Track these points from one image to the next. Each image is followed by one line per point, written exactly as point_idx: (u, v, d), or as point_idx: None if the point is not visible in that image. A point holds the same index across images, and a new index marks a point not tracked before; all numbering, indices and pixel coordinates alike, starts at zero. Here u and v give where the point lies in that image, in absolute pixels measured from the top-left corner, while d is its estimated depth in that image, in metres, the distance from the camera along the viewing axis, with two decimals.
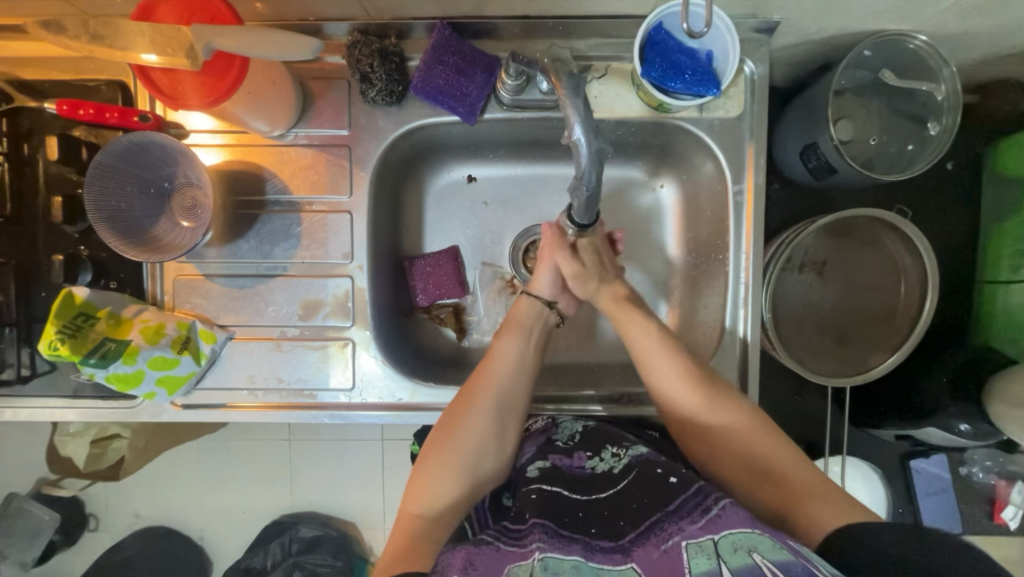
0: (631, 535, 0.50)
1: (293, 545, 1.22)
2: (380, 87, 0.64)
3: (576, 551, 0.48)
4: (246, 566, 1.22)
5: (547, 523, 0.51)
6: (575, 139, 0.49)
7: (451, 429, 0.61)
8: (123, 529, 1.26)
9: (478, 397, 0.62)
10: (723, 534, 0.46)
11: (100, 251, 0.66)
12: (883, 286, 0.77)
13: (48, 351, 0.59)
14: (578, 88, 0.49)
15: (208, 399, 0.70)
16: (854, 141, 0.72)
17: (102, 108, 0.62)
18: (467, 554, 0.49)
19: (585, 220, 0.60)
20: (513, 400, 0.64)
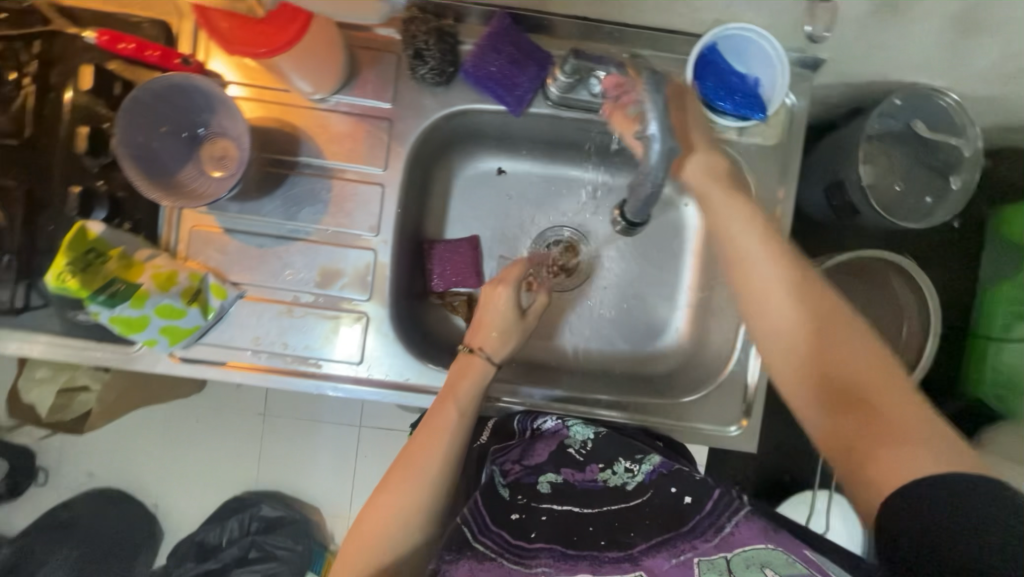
0: (641, 547, 0.50)
1: (253, 524, 1.19)
2: (433, 66, 0.64)
3: (584, 568, 0.49)
4: (201, 539, 1.19)
5: (553, 549, 0.52)
6: (650, 135, 0.46)
7: (395, 487, 0.58)
8: (71, 488, 1.19)
9: (422, 451, 0.60)
10: (736, 552, 0.47)
11: (118, 190, 0.64)
12: (889, 329, 0.79)
13: (55, 282, 0.55)
14: (660, 84, 0.46)
15: (208, 356, 0.68)
16: (879, 185, 0.74)
17: (144, 44, 0.61)
18: (470, 568, 0.51)
19: (637, 219, 0.56)
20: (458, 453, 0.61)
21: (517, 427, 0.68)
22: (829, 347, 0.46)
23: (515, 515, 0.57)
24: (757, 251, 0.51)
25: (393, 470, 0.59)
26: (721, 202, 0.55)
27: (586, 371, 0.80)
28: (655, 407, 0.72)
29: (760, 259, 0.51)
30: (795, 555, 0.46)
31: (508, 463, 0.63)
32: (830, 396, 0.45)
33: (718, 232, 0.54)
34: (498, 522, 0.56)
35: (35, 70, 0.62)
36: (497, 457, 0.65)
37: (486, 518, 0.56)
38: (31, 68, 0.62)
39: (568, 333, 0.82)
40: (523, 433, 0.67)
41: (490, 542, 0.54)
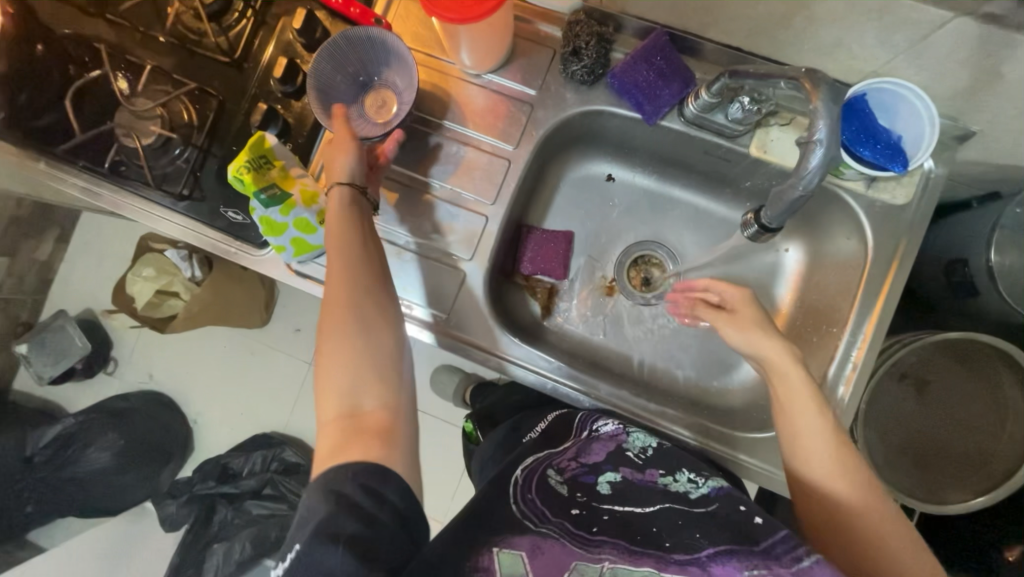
0: (709, 553, 0.47)
1: (274, 463, 1.25)
2: (586, 64, 0.70)
3: (648, 563, 0.47)
4: (224, 463, 1.26)
5: (618, 544, 0.50)
6: (817, 140, 0.48)
7: (335, 342, 0.56)
8: (132, 384, 1.32)
9: (348, 294, 0.58)
10: None
11: (290, 116, 0.75)
12: (986, 426, 0.74)
13: (233, 175, 0.64)
14: (838, 95, 0.47)
15: (318, 275, 0.75)
16: (1013, 272, 0.70)
17: (349, 2, 0.72)
18: (534, 539, 0.49)
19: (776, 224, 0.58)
20: (367, 273, 0.60)
21: (576, 425, 0.67)
22: (868, 534, 0.54)
23: (576, 509, 0.54)
24: (813, 435, 0.57)
25: (325, 331, 0.57)
26: (785, 388, 0.60)
27: (649, 386, 0.81)
28: (718, 433, 0.71)
29: (816, 444, 0.57)
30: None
31: (563, 460, 0.61)
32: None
33: (782, 412, 0.59)
34: (559, 514, 0.53)
35: (258, 6, 0.74)
36: (552, 456, 0.62)
37: (546, 510, 0.53)
38: (255, 4, 0.74)
39: (639, 346, 0.83)
40: (580, 435, 0.66)
41: (553, 527, 0.51)
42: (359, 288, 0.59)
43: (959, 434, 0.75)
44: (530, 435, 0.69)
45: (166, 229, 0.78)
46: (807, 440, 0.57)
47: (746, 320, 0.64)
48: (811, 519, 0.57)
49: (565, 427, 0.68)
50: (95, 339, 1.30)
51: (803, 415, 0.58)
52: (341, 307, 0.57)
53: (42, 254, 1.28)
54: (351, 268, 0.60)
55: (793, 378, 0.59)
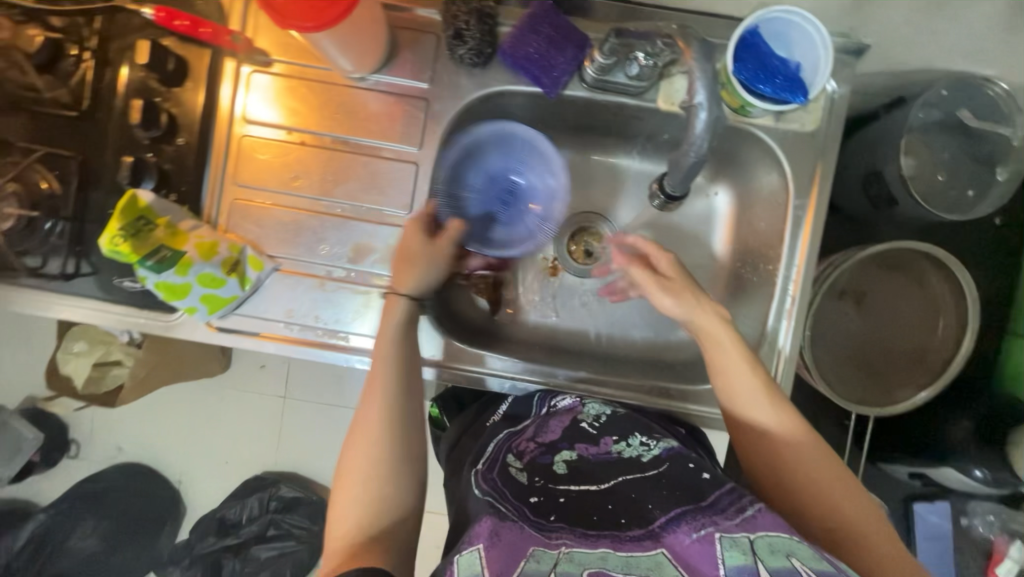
0: (661, 521, 0.48)
1: (272, 502, 1.21)
2: (472, 46, 0.65)
3: (604, 544, 0.46)
4: (221, 516, 1.22)
5: (574, 529, 0.49)
6: (697, 103, 0.50)
7: (359, 455, 0.57)
8: (101, 460, 1.24)
9: (372, 414, 0.59)
10: (759, 535, 0.44)
11: (166, 162, 0.67)
12: (920, 324, 0.78)
13: (108, 246, 0.58)
14: (709, 54, 0.49)
15: (245, 326, 0.70)
16: (920, 176, 0.72)
17: (197, 22, 0.64)
18: (493, 526, 0.48)
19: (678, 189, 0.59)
20: (404, 400, 0.60)
21: (535, 404, 0.69)
22: (806, 484, 0.56)
23: (535, 497, 0.55)
24: (749, 390, 0.60)
25: (352, 442, 0.58)
26: (715, 351, 0.61)
27: (609, 357, 0.81)
28: (677, 391, 0.72)
29: (753, 401, 0.59)
30: (819, 551, 0.43)
31: (522, 443, 0.63)
32: (813, 526, 0.55)
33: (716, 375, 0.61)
34: (517, 497, 0.54)
35: (94, 45, 0.64)
36: (512, 441, 0.64)
37: (506, 492, 0.55)
38: (91, 43, 0.65)
39: (591, 320, 0.83)
40: (539, 414, 0.68)
41: (510, 508, 0.52)
42: (389, 410, 0.59)
43: (897, 336, 0.79)
44: (496, 416, 0.71)
45: (60, 315, 0.69)
46: (744, 398, 0.60)
47: (678, 286, 0.64)
48: (757, 478, 0.59)
49: (524, 409, 0.70)
50: (49, 428, 1.21)
51: (739, 375, 0.60)
52: (370, 423, 0.58)
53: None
54: (388, 394, 0.60)
55: (723, 340, 0.61)
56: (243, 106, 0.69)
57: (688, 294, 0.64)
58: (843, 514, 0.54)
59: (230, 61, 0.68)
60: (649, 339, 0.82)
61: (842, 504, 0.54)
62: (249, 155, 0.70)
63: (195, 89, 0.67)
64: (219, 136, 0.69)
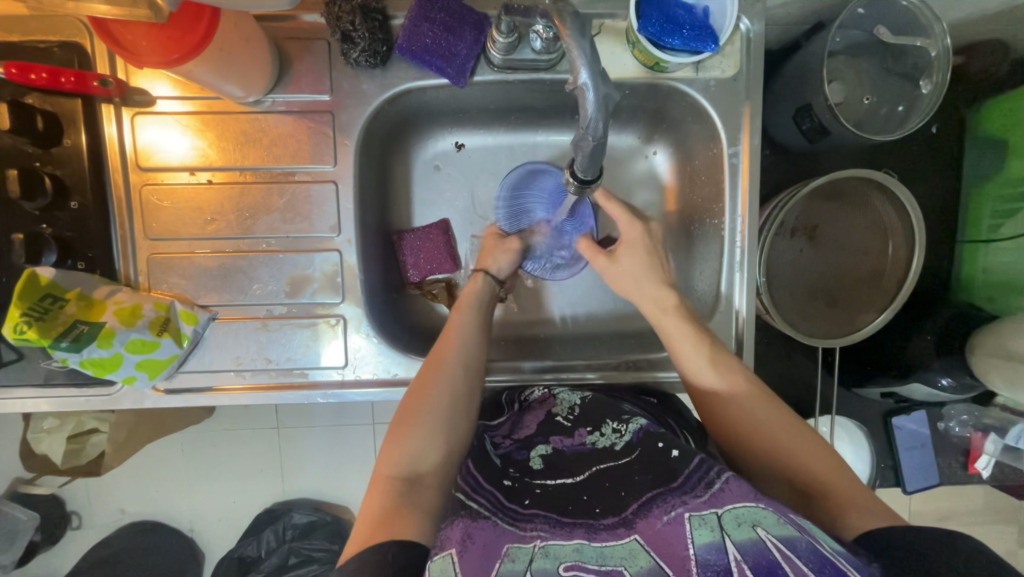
0: (633, 508, 0.49)
1: (288, 531, 1.20)
2: (363, 47, 0.60)
3: (578, 535, 0.47)
4: (240, 554, 1.20)
5: (549, 515, 0.50)
6: (581, 85, 0.45)
7: (413, 410, 0.58)
8: (106, 526, 1.21)
9: (446, 363, 0.61)
10: (726, 508, 0.46)
11: (66, 230, 0.62)
12: (872, 249, 0.79)
13: (14, 335, 0.56)
14: (584, 28, 0.44)
15: (194, 383, 0.67)
16: (848, 103, 0.72)
17: (55, 71, 0.58)
18: (465, 528, 0.48)
19: (588, 176, 0.54)
20: (476, 360, 0.63)
21: (505, 400, 0.68)
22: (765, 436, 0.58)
23: (508, 482, 0.56)
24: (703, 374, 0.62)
25: (411, 394, 0.60)
26: (668, 327, 0.65)
27: (577, 337, 0.80)
28: (646, 362, 0.72)
29: (700, 367, 0.62)
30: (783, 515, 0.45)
31: (499, 438, 0.63)
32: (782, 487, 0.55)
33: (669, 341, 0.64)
34: (492, 483, 0.55)
35: None
36: (489, 429, 0.65)
37: (479, 480, 0.55)
38: None
39: (553, 304, 0.82)
40: (512, 408, 0.67)
41: (484, 500, 0.52)
42: (458, 363, 0.62)
43: (851, 270, 0.79)
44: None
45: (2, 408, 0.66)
46: (698, 377, 0.63)
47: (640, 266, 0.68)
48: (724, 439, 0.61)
49: (496, 407, 0.69)
50: (41, 508, 1.18)
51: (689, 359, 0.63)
52: (434, 371, 0.61)
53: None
54: (461, 353, 0.63)
55: (669, 329, 0.65)
56: (136, 153, 0.64)
57: (638, 280, 0.68)
58: (805, 462, 0.55)
59: (109, 107, 0.63)
60: (615, 312, 0.81)
61: (802, 456, 0.55)
62: (154, 205, 0.65)
63: (78, 145, 0.62)
64: (118, 191, 0.64)
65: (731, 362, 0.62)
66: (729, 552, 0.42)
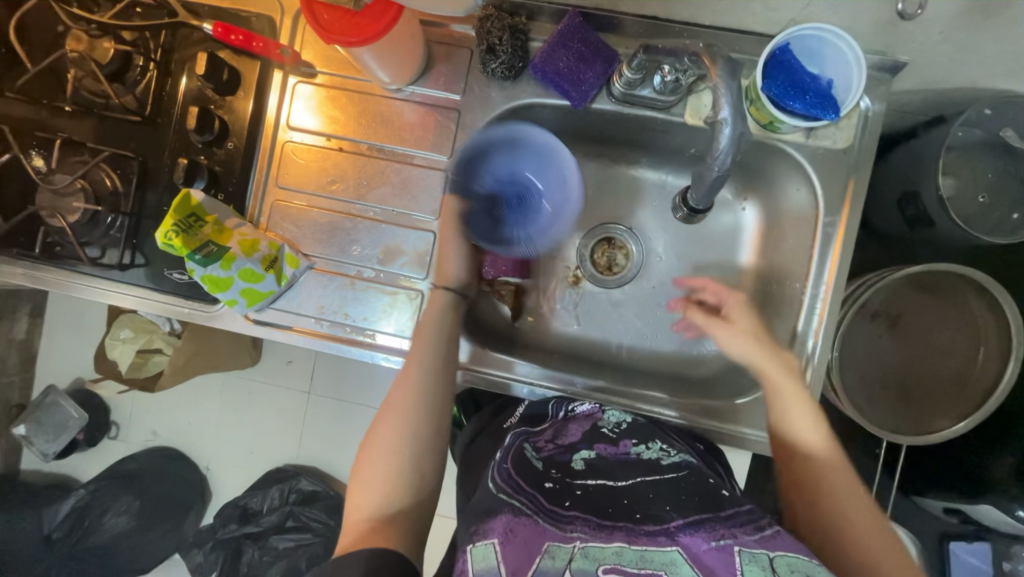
0: (677, 522, 0.51)
1: (292, 495, 1.24)
2: (503, 61, 0.67)
3: (618, 538, 0.50)
4: (245, 505, 1.25)
5: (588, 519, 0.53)
6: (722, 119, 0.51)
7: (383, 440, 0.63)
8: (142, 442, 1.31)
9: (411, 378, 0.66)
10: (778, 553, 0.48)
11: (216, 165, 0.73)
12: (959, 351, 0.75)
13: (162, 240, 0.63)
14: (734, 72, 0.50)
15: (278, 320, 0.74)
16: (958, 197, 0.71)
17: (250, 36, 0.69)
18: (508, 523, 0.51)
19: (703, 203, 0.63)
20: (438, 369, 0.67)
21: (550, 410, 0.71)
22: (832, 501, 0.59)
23: (549, 483, 0.58)
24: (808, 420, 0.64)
25: (377, 427, 0.65)
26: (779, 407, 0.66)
27: (629, 369, 0.81)
28: (699, 406, 0.72)
29: (802, 424, 0.64)
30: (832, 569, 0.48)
31: (542, 441, 0.66)
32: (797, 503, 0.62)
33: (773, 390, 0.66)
34: (532, 485, 0.57)
35: (159, 57, 0.72)
36: (530, 437, 0.67)
37: (520, 482, 0.57)
38: (156, 55, 0.72)
39: (613, 331, 0.83)
40: (556, 416, 0.71)
41: (526, 501, 0.54)
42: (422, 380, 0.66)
43: (932, 367, 0.76)
44: (514, 417, 0.74)
45: (116, 302, 0.76)
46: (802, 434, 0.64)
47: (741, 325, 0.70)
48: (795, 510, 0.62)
49: (540, 414, 0.72)
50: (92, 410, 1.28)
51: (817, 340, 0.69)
52: (398, 409, 0.64)
53: (17, 333, 1.25)
54: (422, 373, 0.66)
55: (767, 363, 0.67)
56: (288, 114, 0.74)
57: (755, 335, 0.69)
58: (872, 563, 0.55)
59: (278, 72, 0.73)
60: (672, 353, 0.81)
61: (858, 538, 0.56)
62: (291, 160, 0.74)
63: (246, 98, 0.72)
64: (265, 142, 0.74)
65: (825, 414, 0.64)
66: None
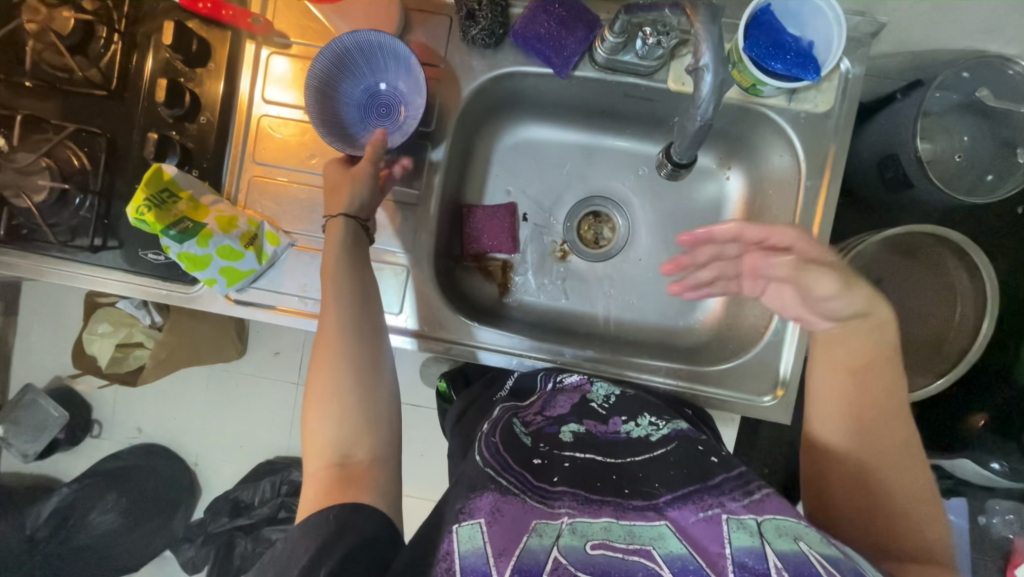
0: (666, 497, 0.53)
1: (283, 486, 1.23)
2: (483, 26, 0.66)
3: (606, 513, 0.51)
4: (235, 498, 1.24)
5: (576, 494, 0.54)
6: (702, 65, 0.49)
7: (321, 385, 0.57)
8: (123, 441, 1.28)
9: (331, 313, 0.60)
10: (766, 518, 0.49)
11: (188, 140, 0.70)
12: (936, 313, 0.77)
13: (134, 216, 0.61)
14: (715, 16, 0.48)
15: (262, 299, 0.72)
16: (936, 160, 0.73)
17: (219, 4, 0.66)
18: (494, 502, 0.52)
19: (684, 160, 0.60)
20: (357, 301, 0.61)
21: (539, 382, 0.72)
22: (888, 492, 0.54)
23: (537, 459, 0.59)
24: (828, 410, 0.58)
25: (314, 372, 0.58)
26: (831, 375, 0.58)
27: (618, 341, 0.81)
28: (688, 373, 0.73)
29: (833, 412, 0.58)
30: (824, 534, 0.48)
31: (531, 415, 0.67)
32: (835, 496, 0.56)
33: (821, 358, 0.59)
34: (520, 463, 0.57)
35: (123, 28, 0.69)
36: (519, 411, 0.68)
37: (508, 459, 0.57)
38: (120, 26, 0.69)
39: (602, 303, 0.83)
40: (544, 389, 0.71)
41: (513, 478, 0.55)
42: (345, 315, 0.60)
43: (913, 328, 0.78)
44: (502, 390, 0.74)
45: (92, 286, 0.74)
46: (831, 428, 0.58)
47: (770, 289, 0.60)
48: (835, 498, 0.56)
49: (528, 386, 0.72)
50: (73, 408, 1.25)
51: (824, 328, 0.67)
52: (327, 348, 0.58)
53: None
54: (346, 305, 0.60)
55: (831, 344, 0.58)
56: (262, 87, 0.71)
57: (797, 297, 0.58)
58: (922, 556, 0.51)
59: (250, 43, 0.71)
60: (660, 324, 0.82)
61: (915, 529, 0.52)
62: (267, 135, 0.72)
63: (217, 69, 0.70)
64: (239, 115, 0.72)
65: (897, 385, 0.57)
66: (769, 558, 0.45)
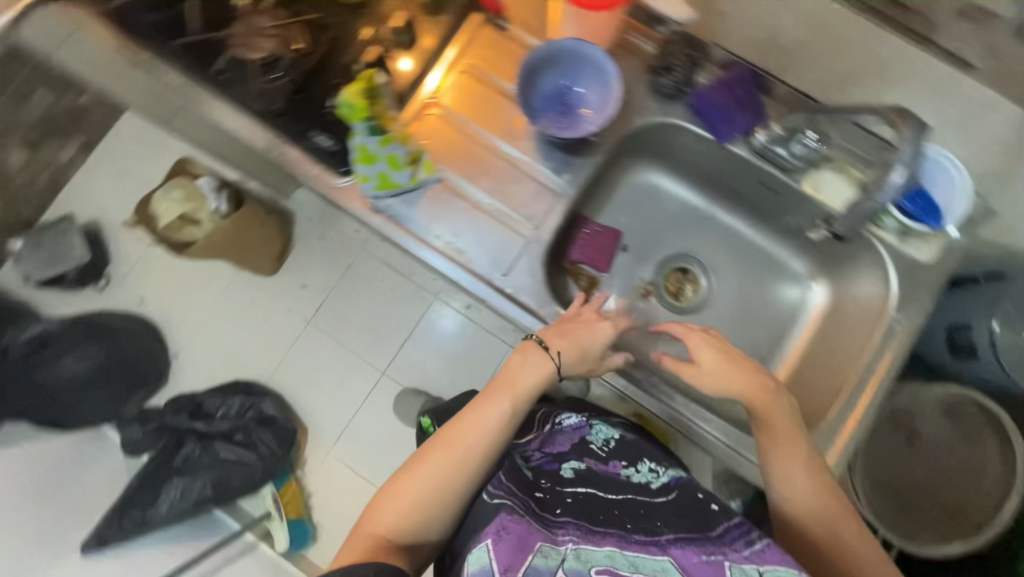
0: (669, 536, 0.54)
1: (250, 411, 1.29)
2: (676, 79, 0.79)
3: (610, 542, 0.53)
4: (200, 401, 1.29)
5: (579, 523, 0.56)
6: (902, 155, 0.63)
7: (415, 468, 0.63)
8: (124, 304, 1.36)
9: (461, 431, 0.64)
10: (769, 568, 0.51)
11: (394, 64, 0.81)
12: (970, 480, 0.81)
13: (347, 98, 0.76)
14: (920, 133, 0.62)
15: (393, 214, 0.78)
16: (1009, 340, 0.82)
17: None
18: (501, 520, 0.54)
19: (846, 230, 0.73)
20: (489, 447, 0.64)
21: (541, 417, 0.76)
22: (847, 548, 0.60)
23: (540, 493, 0.61)
24: (795, 469, 0.63)
25: (416, 454, 0.64)
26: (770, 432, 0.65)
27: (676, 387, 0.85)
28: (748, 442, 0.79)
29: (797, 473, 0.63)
30: None
31: (531, 451, 0.69)
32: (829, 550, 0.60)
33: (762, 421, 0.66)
34: (522, 491, 0.60)
35: None
36: (519, 445, 0.71)
37: (513, 487, 0.60)
38: None
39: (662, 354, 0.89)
40: (546, 425, 0.74)
41: (518, 501, 0.57)
42: (464, 446, 0.63)
43: (937, 489, 0.83)
44: None
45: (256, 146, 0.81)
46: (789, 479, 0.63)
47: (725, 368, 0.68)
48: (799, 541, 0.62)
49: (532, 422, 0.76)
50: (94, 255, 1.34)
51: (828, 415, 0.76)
52: (437, 452, 0.63)
53: (61, 157, 1.32)
54: (475, 441, 0.63)
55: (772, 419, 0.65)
56: (473, 52, 0.83)
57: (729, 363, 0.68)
58: None
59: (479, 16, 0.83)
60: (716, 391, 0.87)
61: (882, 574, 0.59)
62: (461, 88, 0.82)
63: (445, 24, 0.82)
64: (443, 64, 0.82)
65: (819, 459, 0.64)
66: None
